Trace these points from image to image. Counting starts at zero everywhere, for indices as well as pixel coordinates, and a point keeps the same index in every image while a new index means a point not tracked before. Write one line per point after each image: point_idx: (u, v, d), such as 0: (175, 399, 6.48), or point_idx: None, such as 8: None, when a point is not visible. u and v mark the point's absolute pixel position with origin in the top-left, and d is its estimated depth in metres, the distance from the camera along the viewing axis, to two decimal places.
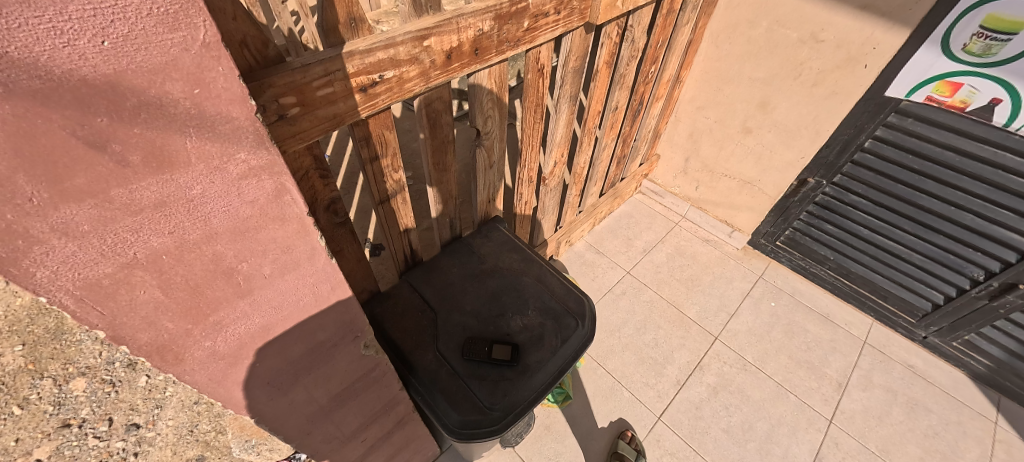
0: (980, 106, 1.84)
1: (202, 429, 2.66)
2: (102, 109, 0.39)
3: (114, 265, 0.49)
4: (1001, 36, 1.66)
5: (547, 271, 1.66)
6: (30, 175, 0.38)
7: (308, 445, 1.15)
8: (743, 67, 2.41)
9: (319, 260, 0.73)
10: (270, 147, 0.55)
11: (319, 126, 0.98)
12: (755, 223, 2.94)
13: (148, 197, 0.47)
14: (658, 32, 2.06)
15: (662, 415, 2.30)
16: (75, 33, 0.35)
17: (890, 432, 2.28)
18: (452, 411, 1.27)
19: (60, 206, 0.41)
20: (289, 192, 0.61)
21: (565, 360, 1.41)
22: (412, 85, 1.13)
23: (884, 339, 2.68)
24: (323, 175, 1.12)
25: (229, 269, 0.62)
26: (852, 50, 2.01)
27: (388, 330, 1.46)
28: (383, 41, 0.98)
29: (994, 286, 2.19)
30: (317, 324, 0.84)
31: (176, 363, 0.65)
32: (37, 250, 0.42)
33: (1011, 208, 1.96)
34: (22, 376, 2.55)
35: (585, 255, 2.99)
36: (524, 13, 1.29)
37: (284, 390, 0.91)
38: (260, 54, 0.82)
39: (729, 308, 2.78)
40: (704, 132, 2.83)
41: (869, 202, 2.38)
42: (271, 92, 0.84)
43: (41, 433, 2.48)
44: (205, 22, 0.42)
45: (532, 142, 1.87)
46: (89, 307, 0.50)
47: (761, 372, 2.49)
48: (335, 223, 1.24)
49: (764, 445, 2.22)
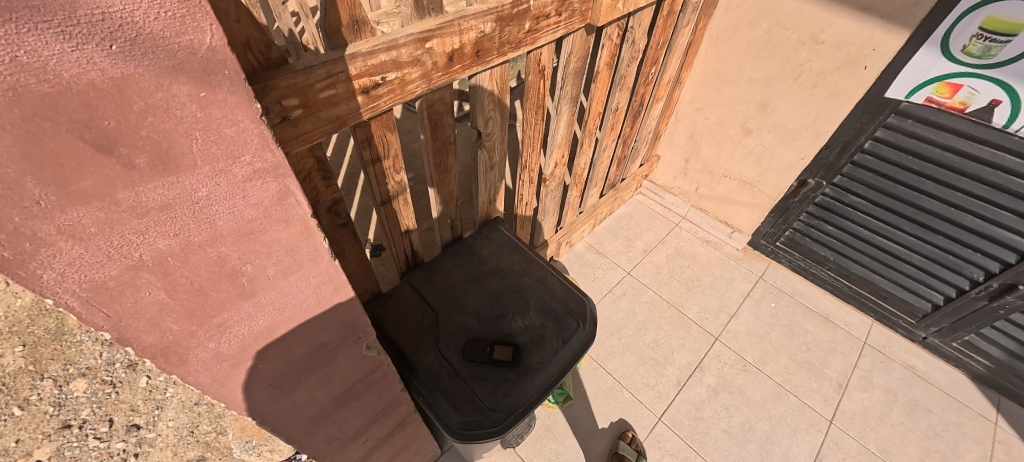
0: (979, 107, 1.85)
1: (203, 429, 2.65)
2: (109, 113, 0.40)
3: (120, 266, 0.49)
4: (1001, 38, 1.66)
5: (548, 272, 1.67)
6: (38, 179, 0.38)
7: (310, 445, 1.15)
8: (743, 68, 2.42)
9: (322, 262, 0.73)
10: (275, 149, 0.55)
11: (322, 128, 0.98)
12: (755, 224, 2.94)
13: (154, 200, 0.47)
14: (658, 33, 2.06)
15: (662, 415, 2.30)
16: (83, 37, 0.35)
17: (890, 432, 2.28)
18: (454, 412, 1.28)
19: (67, 208, 0.41)
20: (294, 194, 0.61)
21: (566, 361, 1.41)
22: (414, 87, 1.14)
23: (884, 340, 2.68)
24: (325, 176, 1.13)
25: (233, 271, 0.62)
26: (852, 51, 2.01)
27: (390, 331, 1.46)
28: (385, 43, 0.99)
29: (994, 287, 2.20)
30: (320, 325, 0.84)
31: (180, 364, 0.66)
32: (45, 253, 0.43)
33: (1011, 209, 1.96)
34: (22, 377, 2.57)
35: (585, 256, 3.00)
36: (526, 15, 1.29)
37: (286, 391, 0.91)
38: (263, 56, 0.82)
39: (730, 308, 2.78)
40: (704, 133, 2.84)
41: (869, 203, 2.38)
42: (274, 94, 0.85)
43: (41, 434, 2.48)
44: (212, 26, 0.42)
45: (533, 144, 1.87)
46: (94, 308, 0.50)
47: (761, 373, 2.49)
48: (337, 224, 1.25)
49: (764, 446, 2.23)
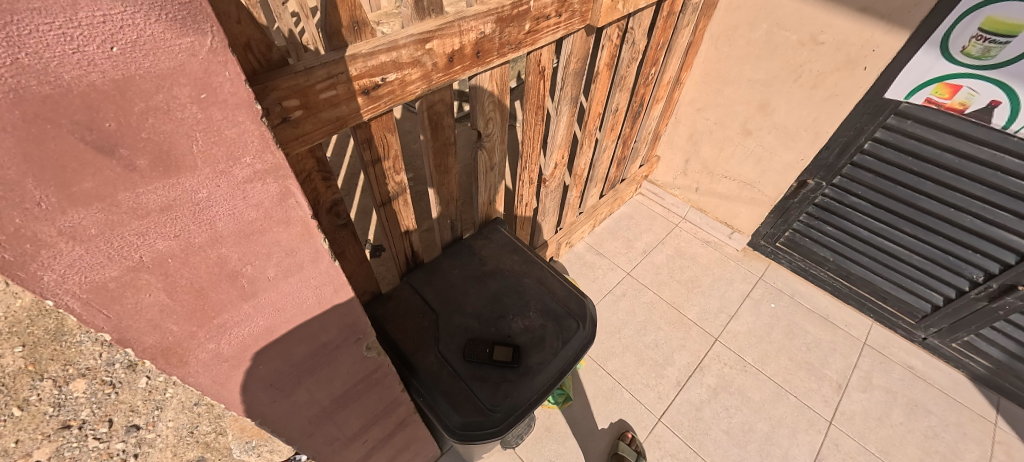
0: (978, 108, 1.85)
1: (203, 430, 2.65)
2: (110, 114, 0.40)
3: (120, 268, 0.49)
4: (1000, 39, 1.67)
5: (547, 273, 1.67)
6: (38, 181, 0.38)
7: (309, 446, 1.15)
8: (743, 69, 2.42)
9: (323, 263, 0.74)
10: (276, 151, 0.55)
11: (322, 129, 0.98)
12: (755, 225, 2.95)
13: (154, 201, 0.47)
14: (658, 34, 2.07)
15: (662, 416, 2.30)
16: (84, 40, 0.35)
17: (890, 433, 2.29)
18: (454, 413, 1.28)
19: (67, 210, 0.41)
20: (294, 196, 0.61)
21: (566, 362, 1.41)
22: (414, 87, 1.14)
23: (883, 340, 2.69)
24: (325, 177, 1.13)
25: (233, 272, 0.62)
26: (851, 52, 2.01)
27: (390, 332, 1.46)
28: (386, 44, 0.99)
29: (994, 287, 2.20)
30: (320, 326, 0.84)
31: (180, 365, 0.66)
32: (45, 254, 0.43)
33: (1010, 210, 1.97)
34: (22, 377, 2.57)
35: (585, 256, 3.00)
36: (526, 15, 1.29)
37: (286, 392, 0.91)
38: (263, 57, 0.82)
39: (729, 309, 2.78)
40: (704, 134, 2.84)
41: (869, 203, 2.39)
42: (275, 95, 0.85)
43: (40, 435, 2.47)
44: (213, 28, 0.42)
45: (533, 144, 1.87)
46: (95, 310, 0.50)
47: (761, 373, 2.49)
48: (337, 224, 1.25)
49: (764, 446, 2.23)
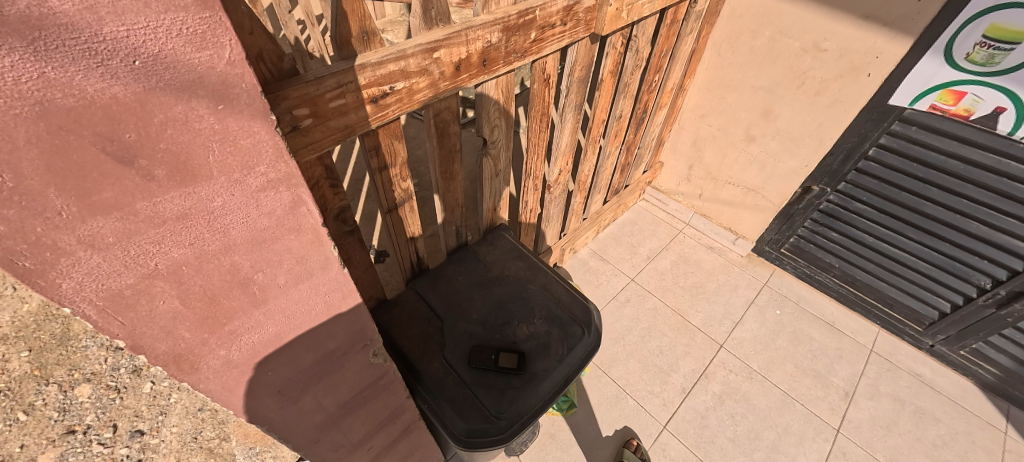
0: (984, 114, 1.84)
1: (205, 436, 2.57)
2: (130, 125, 0.40)
3: (136, 276, 0.50)
4: (1004, 46, 1.67)
5: (553, 279, 1.66)
6: (61, 190, 0.39)
7: (316, 452, 1.16)
8: (746, 76, 2.43)
9: (332, 270, 0.74)
10: (289, 161, 0.56)
11: (331, 136, 1.00)
12: (760, 230, 2.94)
13: (170, 210, 0.48)
14: (663, 41, 2.09)
15: (667, 424, 2.29)
16: (108, 54, 0.36)
17: (899, 442, 2.26)
18: (459, 419, 1.28)
19: (87, 219, 0.42)
20: (306, 204, 0.61)
21: (571, 369, 1.41)
22: (422, 95, 1.15)
23: (890, 348, 2.66)
24: (332, 183, 1.14)
25: (245, 279, 0.62)
26: (854, 59, 2.02)
27: (395, 338, 1.47)
28: (394, 53, 1.00)
29: (1002, 294, 2.17)
30: (328, 333, 0.85)
31: (191, 372, 0.66)
32: (64, 262, 0.43)
33: (1016, 216, 1.95)
34: (27, 382, 2.63)
35: (588, 262, 3.00)
36: (532, 24, 1.30)
37: (294, 398, 0.91)
38: (275, 67, 0.84)
39: (734, 316, 2.77)
40: (707, 140, 2.86)
41: (874, 209, 2.38)
42: (286, 104, 0.86)
43: (45, 440, 2.44)
44: (232, 41, 0.43)
45: (538, 150, 1.88)
46: (110, 317, 0.51)
47: (767, 380, 2.48)
48: (343, 230, 1.26)
49: (770, 454, 2.21)
